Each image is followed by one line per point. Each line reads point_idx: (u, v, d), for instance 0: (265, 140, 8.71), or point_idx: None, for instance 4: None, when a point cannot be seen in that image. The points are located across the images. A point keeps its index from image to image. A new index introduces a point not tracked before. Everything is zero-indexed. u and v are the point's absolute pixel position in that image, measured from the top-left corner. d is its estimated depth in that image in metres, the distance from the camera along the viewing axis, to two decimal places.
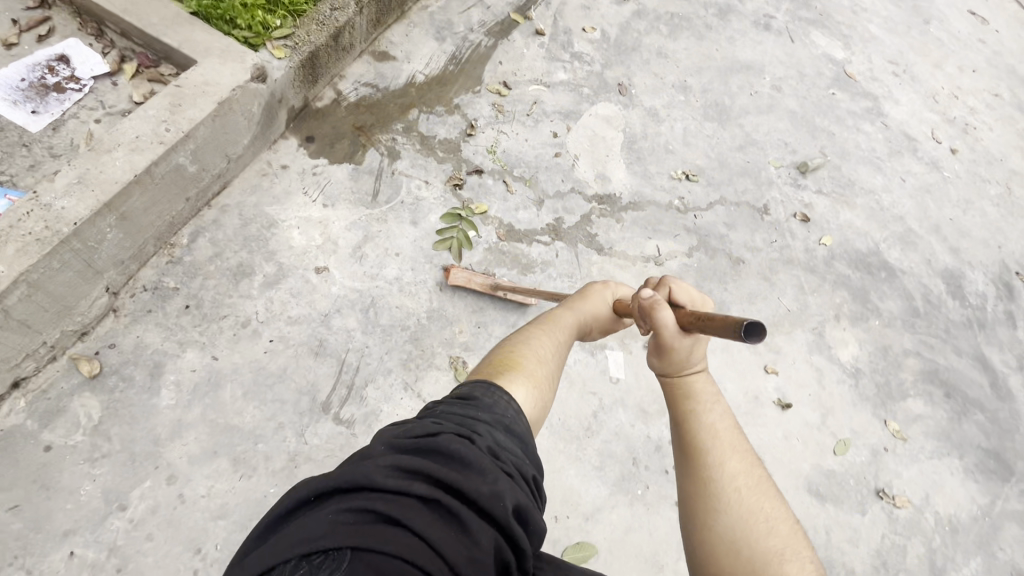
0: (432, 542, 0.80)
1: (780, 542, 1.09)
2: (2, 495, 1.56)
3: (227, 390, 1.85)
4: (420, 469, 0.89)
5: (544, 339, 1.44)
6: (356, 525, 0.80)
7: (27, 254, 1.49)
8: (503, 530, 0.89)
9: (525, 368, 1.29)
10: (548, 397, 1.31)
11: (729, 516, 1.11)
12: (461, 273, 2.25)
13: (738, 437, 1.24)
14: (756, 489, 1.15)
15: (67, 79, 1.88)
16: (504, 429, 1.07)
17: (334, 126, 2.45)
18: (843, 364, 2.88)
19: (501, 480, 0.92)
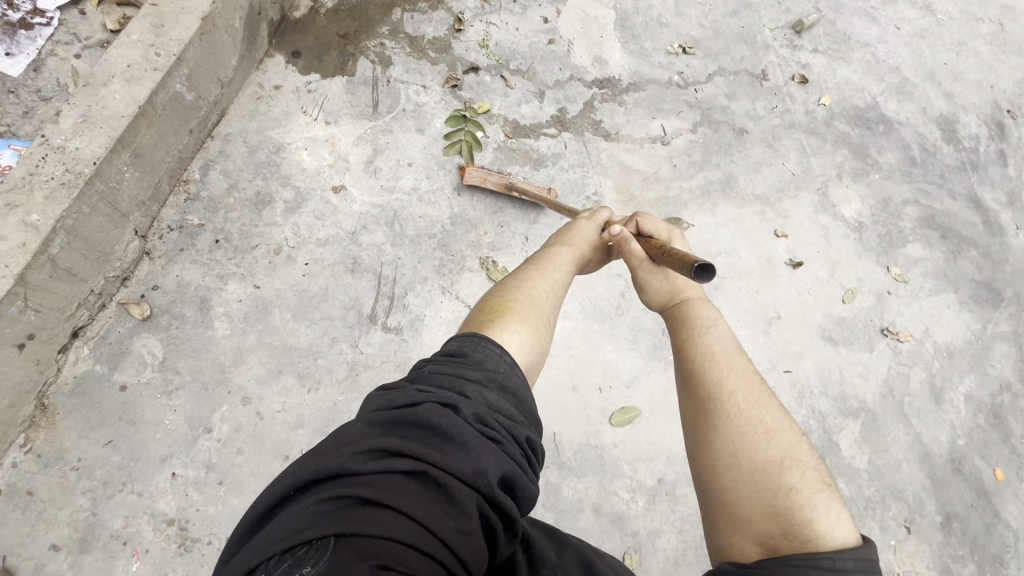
0: (419, 520, 0.84)
1: (779, 451, 1.19)
2: (94, 433, 1.65)
3: (277, 314, 1.91)
4: (400, 448, 0.90)
5: (540, 282, 1.54)
6: (336, 514, 0.82)
7: (56, 199, 1.46)
8: (491, 501, 0.92)
9: (520, 314, 1.37)
10: (545, 341, 1.38)
11: (731, 430, 1.24)
12: (475, 173, 2.23)
13: (738, 359, 1.37)
14: (756, 403, 1.28)
15: (31, 13, 1.72)
16: (497, 388, 1.09)
17: (317, 37, 2.31)
18: (847, 220, 2.98)
19: (486, 453, 0.93)
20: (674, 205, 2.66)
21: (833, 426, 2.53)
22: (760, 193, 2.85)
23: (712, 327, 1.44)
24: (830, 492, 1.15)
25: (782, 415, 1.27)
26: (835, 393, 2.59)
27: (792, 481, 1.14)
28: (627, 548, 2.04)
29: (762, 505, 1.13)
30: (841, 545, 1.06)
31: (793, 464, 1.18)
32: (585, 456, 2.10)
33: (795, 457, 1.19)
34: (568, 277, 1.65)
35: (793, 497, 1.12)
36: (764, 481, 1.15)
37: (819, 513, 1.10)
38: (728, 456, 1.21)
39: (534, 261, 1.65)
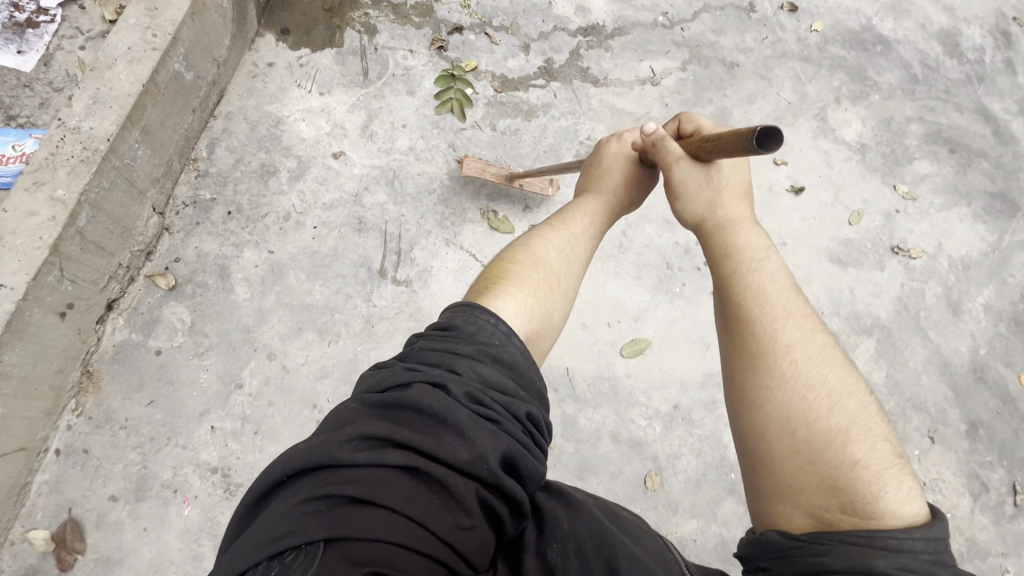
0: (412, 515, 0.88)
1: (842, 419, 1.09)
2: (137, 395, 1.79)
3: (292, 275, 2.01)
4: (392, 437, 0.94)
5: (552, 237, 1.49)
6: (326, 514, 0.85)
7: (78, 175, 1.58)
8: (489, 483, 0.97)
9: (522, 276, 1.34)
10: (558, 301, 1.36)
11: (791, 394, 1.12)
12: (474, 163, 2.22)
13: (797, 310, 1.24)
14: (815, 361, 1.16)
15: (35, 12, 1.83)
16: (489, 361, 1.09)
17: (304, 13, 2.38)
18: (849, 143, 2.95)
19: (480, 435, 0.97)
20: None
21: (848, 345, 2.54)
22: (756, 124, 2.84)
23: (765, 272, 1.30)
24: (896, 463, 1.07)
25: (847, 378, 1.16)
26: (847, 312, 2.59)
27: (857, 453, 1.05)
28: (648, 471, 2.11)
29: (821, 479, 1.03)
30: (905, 522, 0.99)
31: (857, 435, 1.07)
32: (599, 388, 2.17)
33: (860, 424, 1.09)
34: (591, 228, 1.58)
35: (856, 471, 1.03)
36: (825, 450, 1.05)
37: (886, 489, 1.01)
38: (785, 420, 1.10)
39: (551, 218, 1.59)
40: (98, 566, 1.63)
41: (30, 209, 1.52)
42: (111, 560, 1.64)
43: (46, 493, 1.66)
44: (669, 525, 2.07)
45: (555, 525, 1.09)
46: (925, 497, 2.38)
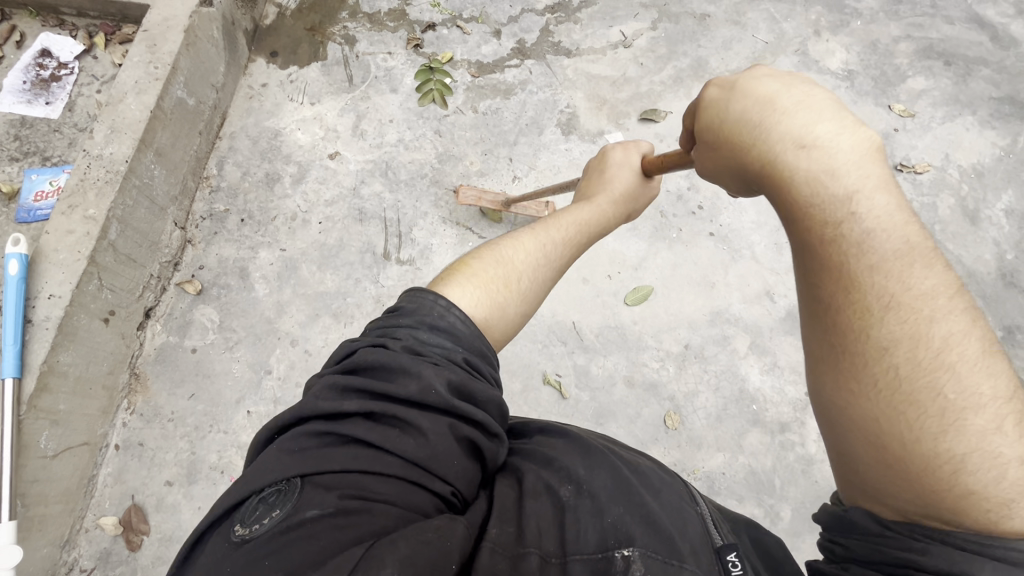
0: (377, 443, 0.90)
1: (962, 434, 0.80)
2: (179, 389, 1.96)
3: (305, 268, 2.17)
4: (348, 387, 0.96)
5: (528, 239, 1.36)
6: (301, 456, 0.89)
7: (105, 195, 1.79)
8: (448, 413, 0.96)
9: (474, 269, 1.24)
10: (512, 299, 1.24)
11: (894, 398, 0.85)
12: (469, 193, 2.28)
13: (904, 273, 0.88)
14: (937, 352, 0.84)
15: (57, 67, 2.10)
16: (428, 326, 1.06)
17: (289, 36, 2.60)
18: (835, 71, 2.92)
19: (423, 369, 0.97)
20: (649, 98, 2.72)
21: None
22: (735, 68, 2.86)
23: (858, 221, 0.91)
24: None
25: (992, 371, 0.84)
26: None
27: (978, 477, 0.78)
28: (667, 411, 2.13)
29: (912, 488, 0.81)
30: None
31: (982, 454, 0.79)
32: (607, 337, 2.22)
33: (991, 434, 0.79)
34: (573, 236, 1.44)
35: (973, 499, 0.78)
36: (930, 471, 0.80)
37: (1015, 513, 0.76)
38: (875, 430, 0.85)
39: (538, 222, 1.45)
40: (162, 544, 1.78)
41: (68, 228, 1.73)
42: (173, 538, 1.79)
43: (111, 483, 1.84)
44: (694, 461, 2.07)
45: (570, 469, 1.04)
46: None
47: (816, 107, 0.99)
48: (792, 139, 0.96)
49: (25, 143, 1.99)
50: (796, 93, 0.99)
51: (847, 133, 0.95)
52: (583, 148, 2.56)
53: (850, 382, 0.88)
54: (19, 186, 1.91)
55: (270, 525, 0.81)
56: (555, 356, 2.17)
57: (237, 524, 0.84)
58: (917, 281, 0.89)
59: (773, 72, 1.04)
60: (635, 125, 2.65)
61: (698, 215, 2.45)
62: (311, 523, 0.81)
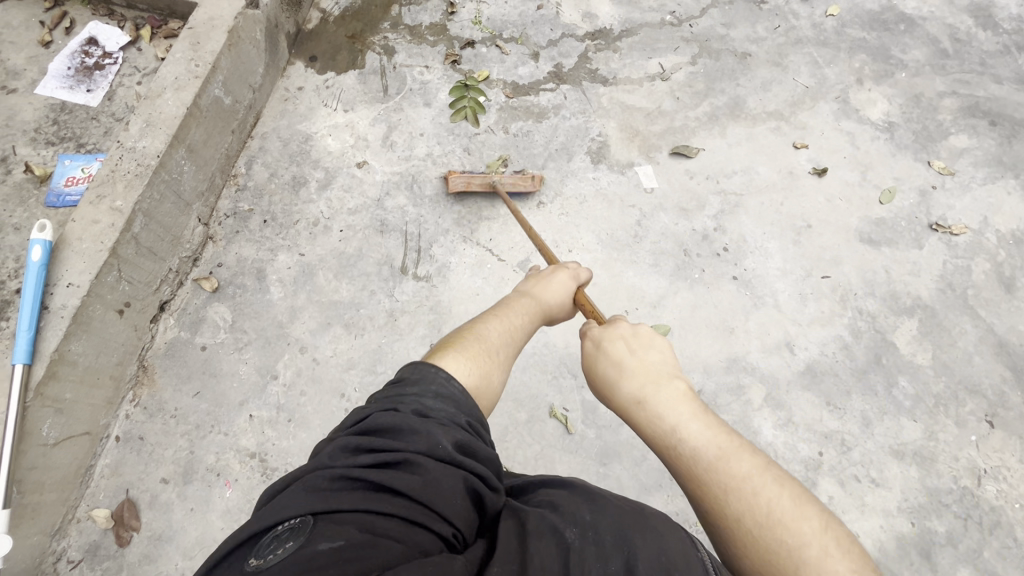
0: (390, 488, 0.89)
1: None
2: (185, 386, 1.96)
3: (321, 276, 2.16)
4: (359, 444, 0.96)
5: (494, 321, 1.35)
6: (312, 496, 0.87)
7: (134, 188, 1.80)
8: (453, 465, 0.97)
9: (462, 345, 1.23)
10: (495, 369, 1.23)
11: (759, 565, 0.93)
12: (458, 178, 2.29)
13: (728, 463, 0.99)
14: (776, 526, 0.92)
15: (102, 56, 2.14)
16: (434, 395, 1.07)
17: (329, 42, 2.62)
18: (875, 122, 2.86)
19: (432, 428, 0.98)
20: (683, 133, 2.69)
21: (886, 326, 2.39)
22: (773, 110, 2.82)
23: (684, 434, 1.05)
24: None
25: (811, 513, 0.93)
26: (883, 292, 2.46)
27: None
28: None
29: None
30: None
31: None
32: None
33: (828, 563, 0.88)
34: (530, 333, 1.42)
35: None
36: None
37: None
38: None
39: (495, 306, 1.43)
40: (150, 542, 1.76)
41: (93, 218, 1.73)
42: (162, 537, 1.77)
43: (108, 475, 1.83)
44: None
45: (575, 513, 0.99)
46: (987, 486, 2.15)
47: (644, 350, 1.19)
48: (629, 393, 1.14)
49: (62, 128, 2.01)
50: (634, 352, 1.19)
51: (666, 374, 1.14)
52: (611, 178, 2.53)
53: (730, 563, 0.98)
54: (51, 170, 1.94)
55: (283, 557, 0.78)
56: (564, 389, 2.12)
57: (252, 557, 0.81)
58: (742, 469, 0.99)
59: (627, 329, 1.24)
60: (667, 160, 2.61)
61: (722, 257, 2.43)
62: (323, 556, 0.77)
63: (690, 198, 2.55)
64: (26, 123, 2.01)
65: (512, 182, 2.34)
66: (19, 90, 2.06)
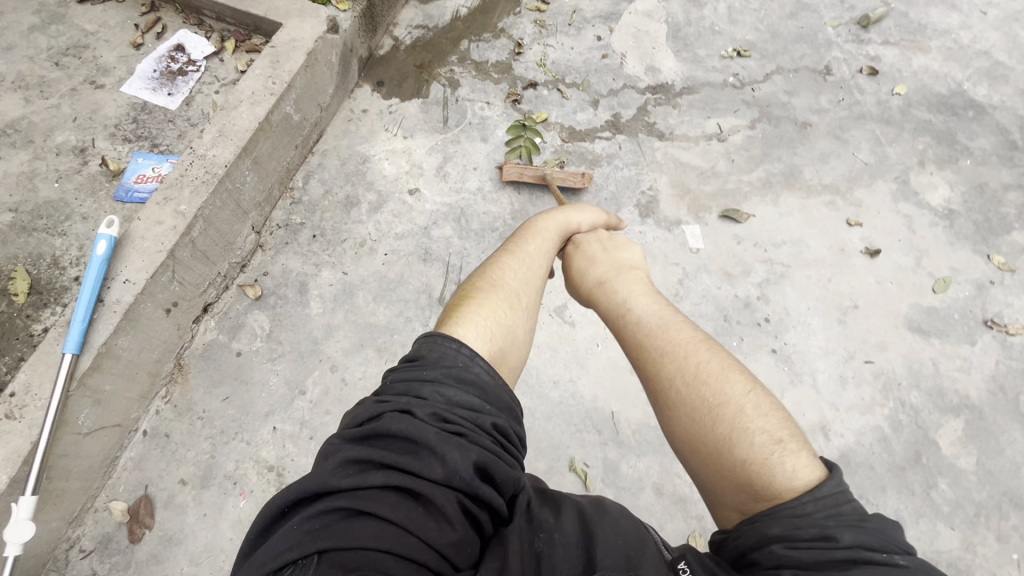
0: (399, 522, 0.93)
1: (727, 428, 1.21)
2: (216, 389, 1.99)
3: (361, 296, 2.19)
4: (370, 460, 0.99)
5: (510, 264, 1.55)
6: (321, 530, 0.91)
7: (199, 194, 1.87)
8: (464, 489, 1.02)
9: (479, 300, 1.40)
10: (517, 319, 1.42)
11: (688, 417, 1.27)
12: (512, 168, 2.44)
13: (670, 336, 1.40)
14: (702, 384, 1.29)
15: (186, 63, 2.25)
16: (455, 382, 1.14)
17: (398, 69, 2.71)
18: (934, 207, 2.79)
19: (450, 450, 1.02)
20: (734, 196, 2.67)
21: (928, 422, 2.29)
22: (829, 183, 2.78)
23: (638, 312, 1.50)
24: (793, 445, 1.17)
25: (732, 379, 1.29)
26: (929, 386, 2.36)
27: (743, 447, 1.18)
28: (691, 531, 1.99)
29: (730, 476, 1.18)
30: (798, 482, 1.11)
31: (741, 434, 1.19)
32: (644, 436, 2.11)
33: (742, 417, 1.22)
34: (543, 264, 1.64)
35: (750, 464, 1.15)
36: (720, 455, 1.20)
37: (779, 469, 1.13)
38: (691, 441, 1.26)
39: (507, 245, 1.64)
40: (160, 543, 1.77)
41: (158, 219, 1.80)
42: (172, 539, 1.78)
43: (130, 468, 1.85)
44: None
45: (542, 518, 1.13)
46: None
47: (614, 259, 1.68)
48: (597, 282, 1.63)
49: (140, 127, 2.11)
50: (607, 257, 1.69)
51: (629, 273, 1.63)
52: (657, 233, 2.52)
53: (668, 419, 1.32)
54: (124, 166, 2.02)
55: None
56: (587, 444, 2.08)
57: None
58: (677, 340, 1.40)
59: (606, 244, 1.73)
60: (716, 222, 2.58)
61: (763, 328, 2.37)
62: None
63: (735, 262, 2.52)
64: (108, 119, 2.12)
65: (557, 173, 2.48)
66: (106, 86, 2.18)
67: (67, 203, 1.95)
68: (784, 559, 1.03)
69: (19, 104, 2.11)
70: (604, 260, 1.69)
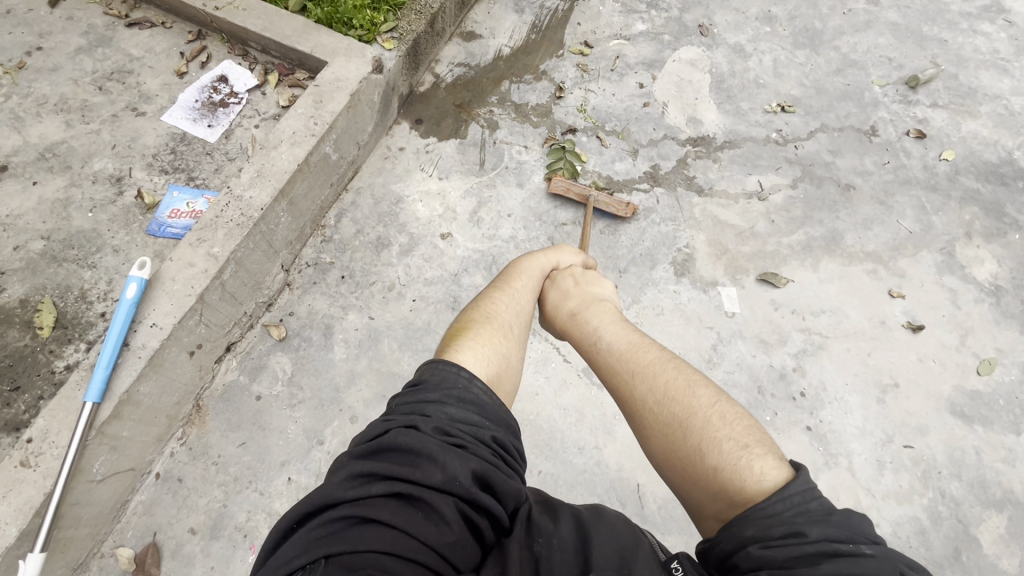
0: (399, 526, 0.98)
1: (697, 439, 1.23)
2: (232, 434, 1.93)
3: (386, 344, 2.13)
4: (375, 472, 1.04)
5: (500, 298, 1.59)
6: (328, 537, 0.95)
7: (233, 237, 1.83)
8: (465, 499, 1.05)
9: (475, 330, 1.44)
10: (512, 349, 1.45)
11: (662, 436, 1.29)
12: (561, 182, 2.44)
13: (643, 357, 1.43)
14: (672, 402, 1.30)
15: (228, 95, 2.24)
16: (457, 400, 1.19)
17: (437, 107, 2.67)
18: (980, 282, 2.68)
19: (451, 459, 1.06)
20: (773, 259, 2.59)
21: (969, 517, 2.17)
22: (871, 251, 2.69)
23: (610, 335, 1.52)
24: (759, 448, 1.18)
25: (699, 392, 1.31)
26: (971, 477, 2.24)
27: (713, 458, 1.19)
28: None
29: (706, 488, 1.19)
30: (769, 486, 1.11)
31: (711, 445, 1.21)
32: (670, 512, 2.01)
33: (710, 427, 1.24)
34: (531, 293, 1.67)
35: (720, 473, 1.17)
36: (695, 469, 1.21)
37: (749, 474, 1.14)
38: (671, 460, 1.27)
39: (494, 279, 1.69)
40: None
41: (189, 260, 1.76)
42: None
43: (140, 513, 1.80)
44: None
45: (539, 523, 1.15)
46: None
47: (585, 284, 1.71)
48: (571, 310, 1.65)
49: (178, 158, 2.09)
50: (581, 285, 1.72)
51: (602, 300, 1.66)
52: (692, 294, 2.45)
53: (645, 441, 1.33)
54: (159, 200, 2.00)
55: None
56: None
57: None
58: (648, 360, 1.42)
59: (578, 271, 1.76)
60: (753, 285, 2.50)
61: (798, 402, 2.28)
62: None
63: (771, 330, 2.43)
64: (146, 148, 2.10)
65: (604, 199, 2.46)
66: (147, 114, 2.17)
67: (99, 233, 1.92)
68: (761, 560, 1.01)
69: (59, 128, 2.10)
70: (578, 290, 1.71)
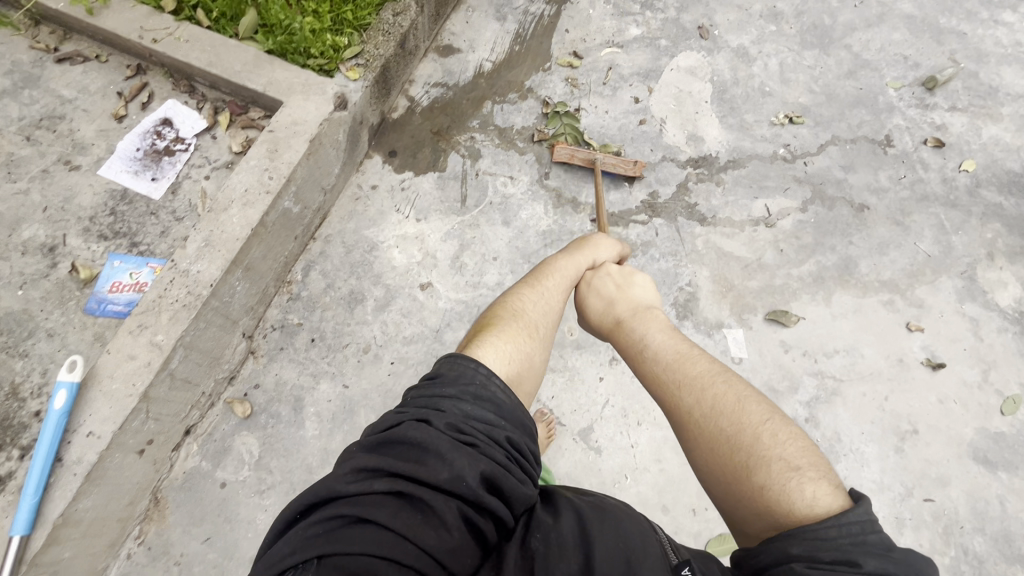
0: (399, 530, 0.87)
1: (745, 455, 1.09)
2: (195, 528, 1.76)
3: (362, 415, 1.94)
4: (379, 466, 0.94)
5: (529, 295, 1.44)
6: (324, 534, 0.85)
7: (178, 321, 1.62)
8: (473, 504, 0.95)
9: (501, 326, 1.32)
10: (535, 349, 1.33)
11: (706, 446, 1.16)
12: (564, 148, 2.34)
13: (688, 364, 1.28)
14: (717, 414, 1.17)
15: (174, 141, 2.00)
16: (473, 398, 1.06)
17: (412, 136, 2.43)
18: (1004, 310, 2.47)
19: (459, 457, 0.95)
20: (782, 294, 2.39)
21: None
22: (887, 280, 2.49)
23: (655, 339, 1.37)
24: (813, 471, 1.04)
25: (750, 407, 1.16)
26: (995, 530, 2.09)
27: (760, 476, 1.06)
28: None
29: (751, 506, 1.06)
30: (823, 514, 0.97)
31: (760, 462, 1.07)
32: None
33: (760, 445, 1.10)
34: (564, 290, 1.51)
35: (766, 493, 1.04)
36: (740, 486, 1.08)
37: (801, 497, 1.00)
38: (713, 473, 1.14)
39: (526, 274, 1.53)
40: None
41: (129, 353, 1.56)
42: None
43: None
44: None
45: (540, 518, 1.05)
46: None
47: (627, 285, 1.54)
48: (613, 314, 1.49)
49: (118, 221, 1.86)
50: (623, 285, 1.55)
51: (646, 302, 1.49)
52: (696, 339, 2.27)
53: (688, 451, 1.20)
54: (98, 272, 1.78)
55: None
56: None
57: None
58: (695, 369, 1.27)
59: (618, 269, 1.59)
60: (761, 325, 2.32)
61: None
62: None
63: (782, 375, 2.27)
64: (82, 209, 1.86)
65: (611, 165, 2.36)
66: (82, 168, 1.93)
67: (31, 315, 1.71)
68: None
69: None
70: (619, 291, 1.53)
